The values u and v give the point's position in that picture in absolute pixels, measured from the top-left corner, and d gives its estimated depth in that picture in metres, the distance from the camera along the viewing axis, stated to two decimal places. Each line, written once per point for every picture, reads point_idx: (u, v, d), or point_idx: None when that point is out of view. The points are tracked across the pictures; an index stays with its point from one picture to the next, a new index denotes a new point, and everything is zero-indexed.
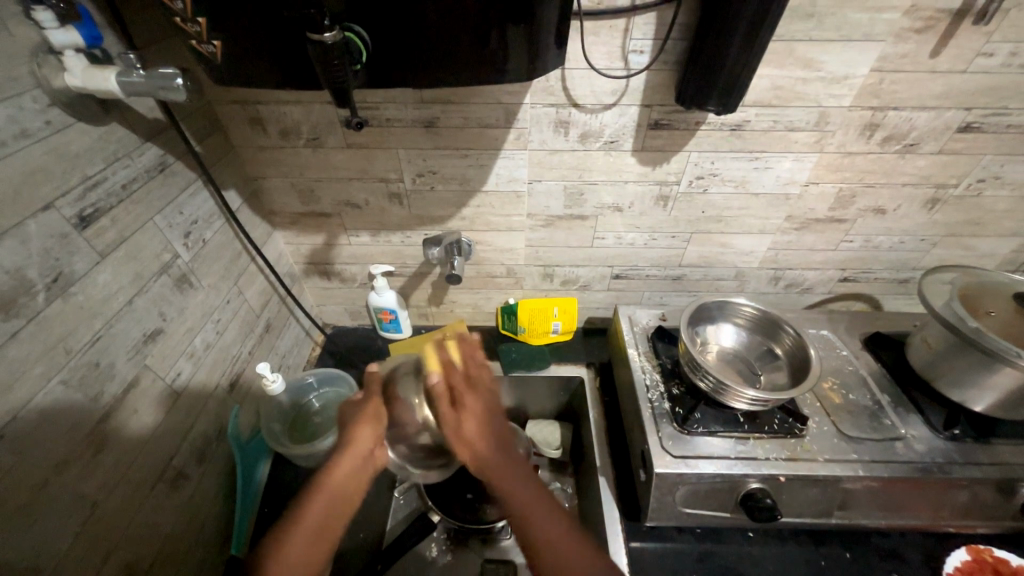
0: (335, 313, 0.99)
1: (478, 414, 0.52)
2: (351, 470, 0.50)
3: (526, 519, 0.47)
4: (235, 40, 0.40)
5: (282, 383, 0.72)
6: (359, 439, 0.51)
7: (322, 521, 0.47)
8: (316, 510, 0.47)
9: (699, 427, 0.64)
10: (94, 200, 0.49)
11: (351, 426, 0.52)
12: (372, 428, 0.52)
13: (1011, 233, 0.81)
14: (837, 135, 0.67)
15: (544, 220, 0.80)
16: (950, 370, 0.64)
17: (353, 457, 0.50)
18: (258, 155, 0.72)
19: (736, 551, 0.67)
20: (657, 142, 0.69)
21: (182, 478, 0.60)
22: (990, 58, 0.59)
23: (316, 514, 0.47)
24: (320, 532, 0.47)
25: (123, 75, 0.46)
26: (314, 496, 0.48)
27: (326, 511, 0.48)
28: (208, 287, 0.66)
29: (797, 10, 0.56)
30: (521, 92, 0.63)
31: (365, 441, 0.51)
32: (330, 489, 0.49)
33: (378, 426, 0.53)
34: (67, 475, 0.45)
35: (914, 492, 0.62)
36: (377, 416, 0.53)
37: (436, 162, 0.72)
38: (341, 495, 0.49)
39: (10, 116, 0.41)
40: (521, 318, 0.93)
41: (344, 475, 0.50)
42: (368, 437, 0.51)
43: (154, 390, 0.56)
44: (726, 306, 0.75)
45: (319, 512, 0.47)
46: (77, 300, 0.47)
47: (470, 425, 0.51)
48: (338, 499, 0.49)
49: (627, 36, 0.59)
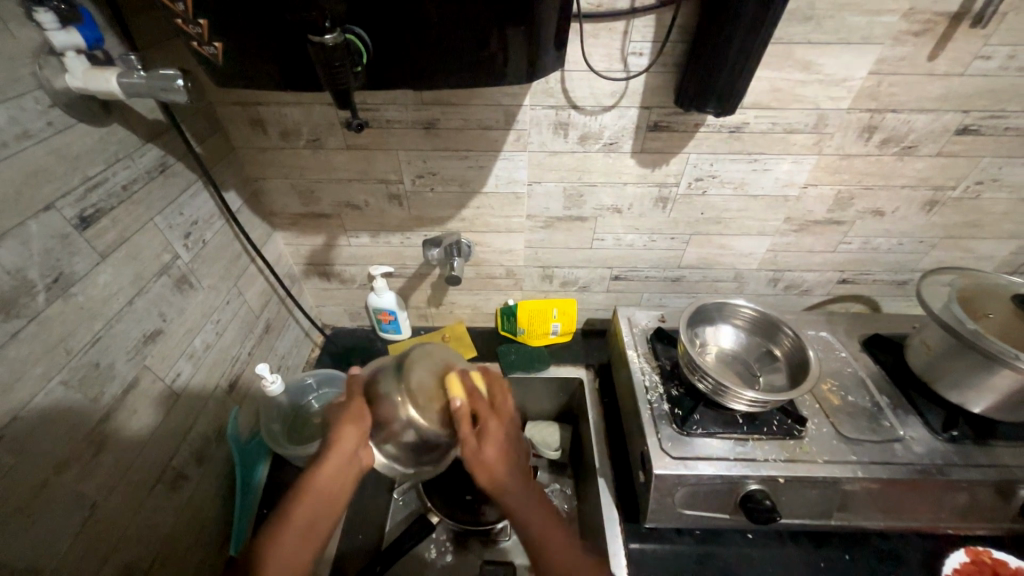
0: (335, 314, 0.99)
1: (499, 440, 0.49)
2: (335, 472, 0.49)
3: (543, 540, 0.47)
4: (237, 43, 0.40)
5: (281, 384, 0.72)
6: (341, 439, 0.50)
7: (309, 521, 0.47)
8: (304, 510, 0.47)
9: (698, 428, 0.64)
10: (95, 201, 0.49)
11: (334, 426, 0.51)
12: (355, 427, 0.50)
13: (1009, 235, 0.81)
14: (835, 137, 0.67)
15: (543, 221, 0.80)
16: (949, 372, 0.65)
17: (338, 459, 0.49)
18: (258, 157, 0.72)
19: (736, 553, 0.67)
20: (656, 144, 0.69)
21: (181, 478, 0.60)
22: (988, 61, 0.60)
23: (303, 512, 0.47)
24: (306, 532, 0.46)
25: (124, 75, 0.46)
26: (302, 496, 0.48)
27: (313, 511, 0.47)
28: (208, 288, 0.66)
29: (795, 13, 0.56)
30: (520, 94, 0.64)
31: (347, 442, 0.50)
32: (316, 489, 0.48)
33: (361, 425, 0.51)
34: (66, 476, 0.45)
35: (913, 493, 0.62)
36: (362, 416, 0.51)
37: (436, 164, 0.72)
38: (328, 494, 0.49)
39: (12, 118, 0.41)
40: (521, 319, 0.93)
41: (330, 475, 0.49)
42: (349, 439, 0.50)
43: (154, 390, 0.56)
44: (725, 307, 0.75)
45: (306, 512, 0.47)
46: (78, 300, 0.47)
47: (490, 452, 0.48)
48: (325, 500, 0.48)
49: (626, 39, 0.59)
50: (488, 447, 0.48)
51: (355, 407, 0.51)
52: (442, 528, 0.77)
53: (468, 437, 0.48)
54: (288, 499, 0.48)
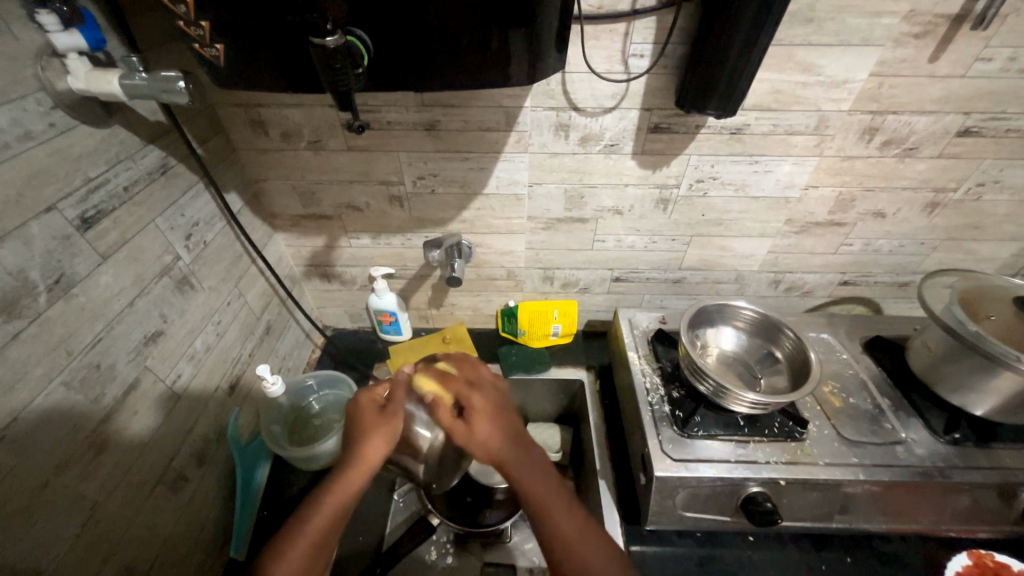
0: (336, 316, 0.99)
1: (492, 413, 0.55)
2: (355, 484, 0.50)
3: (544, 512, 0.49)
4: (238, 46, 0.40)
5: (282, 386, 0.72)
6: (370, 451, 0.52)
7: (321, 535, 0.47)
8: (318, 523, 0.47)
9: (699, 430, 0.64)
10: (96, 202, 0.49)
11: (358, 440, 0.52)
12: (381, 439, 0.53)
13: (1011, 237, 0.81)
14: (837, 139, 0.67)
15: (544, 223, 0.80)
16: (950, 374, 0.64)
17: (362, 471, 0.51)
18: (259, 158, 0.72)
19: (737, 555, 0.66)
20: (657, 146, 0.69)
21: (182, 480, 0.60)
22: (989, 63, 0.60)
23: (317, 526, 0.47)
24: (318, 547, 0.47)
25: (126, 77, 0.46)
26: (317, 508, 0.48)
27: (327, 525, 0.48)
28: (209, 290, 0.66)
29: (796, 15, 0.56)
30: (521, 95, 0.64)
31: (375, 454, 0.52)
32: (333, 500, 0.49)
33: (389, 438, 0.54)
34: (66, 477, 0.45)
35: (915, 496, 0.61)
36: (383, 429, 0.53)
37: (437, 166, 0.72)
38: (343, 510, 0.49)
39: (14, 119, 0.41)
40: (521, 321, 0.93)
41: (347, 489, 0.50)
42: (377, 451, 0.52)
43: (155, 392, 0.56)
44: (726, 309, 0.75)
45: (319, 528, 0.47)
46: (79, 302, 0.47)
47: (481, 433, 0.53)
48: (340, 514, 0.49)
49: (627, 40, 0.59)
50: (479, 427, 0.53)
51: (390, 405, 0.56)
52: (443, 530, 0.76)
53: (456, 425, 0.54)
54: (301, 511, 0.48)
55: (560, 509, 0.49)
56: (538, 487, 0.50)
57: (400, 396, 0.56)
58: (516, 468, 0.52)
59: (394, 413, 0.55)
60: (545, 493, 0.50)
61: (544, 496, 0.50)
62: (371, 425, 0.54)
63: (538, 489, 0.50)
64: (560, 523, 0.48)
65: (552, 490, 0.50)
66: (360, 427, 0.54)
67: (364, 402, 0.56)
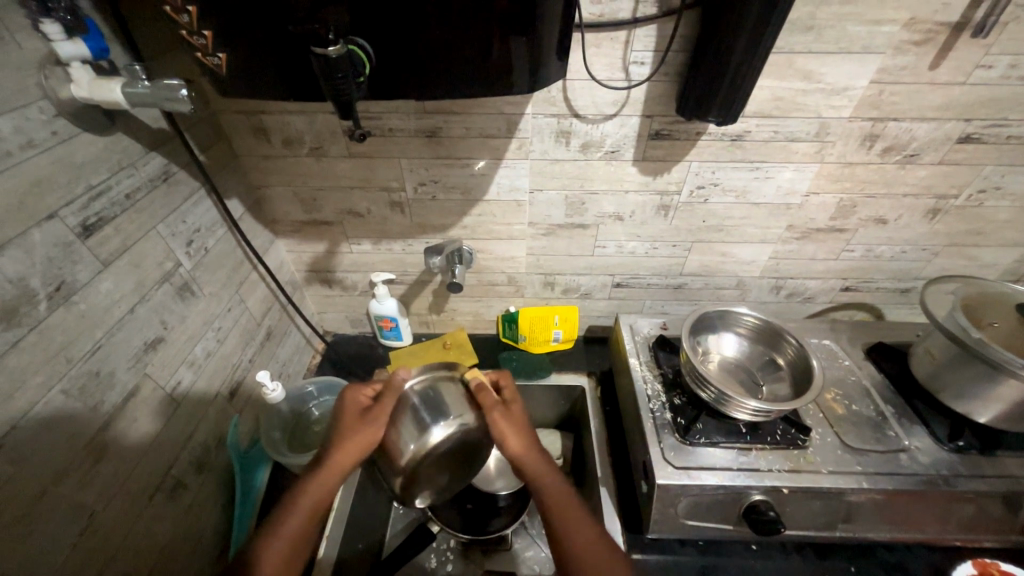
0: (337, 321, 0.99)
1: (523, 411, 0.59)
2: (329, 486, 0.53)
3: (566, 522, 0.52)
4: (239, 55, 0.40)
5: (282, 392, 0.71)
6: (344, 452, 0.54)
7: (297, 535, 0.50)
8: (293, 525, 0.50)
9: (701, 437, 0.63)
10: (98, 209, 0.49)
11: (331, 445, 0.54)
12: (354, 439, 0.54)
13: (1013, 243, 0.81)
14: (838, 146, 0.67)
15: (545, 229, 0.80)
16: (952, 382, 0.64)
17: (332, 473, 0.53)
18: (261, 165, 0.73)
19: (740, 564, 0.66)
20: (658, 152, 0.69)
21: (181, 486, 0.60)
22: (990, 69, 0.60)
23: (291, 530, 0.50)
24: (296, 549, 0.50)
25: (128, 86, 0.47)
26: (289, 512, 0.51)
27: (301, 526, 0.51)
28: (210, 296, 0.66)
29: (796, 23, 0.56)
30: (521, 103, 0.64)
31: (347, 458, 0.54)
32: (304, 505, 0.52)
33: (369, 435, 0.55)
34: (65, 486, 0.44)
35: (920, 504, 0.61)
36: (358, 429, 0.55)
37: (438, 172, 0.72)
38: (317, 511, 0.52)
39: (16, 127, 0.41)
40: (522, 327, 0.92)
41: (319, 490, 0.52)
42: (348, 455, 0.54)
43: (155, 398, 0.56)
44: (728, 315, 0.75)
45: (292, 532, 0.50)
46: (79, 309, 0.47)
47: (518, 426, 0.57)
48: (313, 515, 0.52)
49: (627, 48, 0.59)
50: (517, 419, 0.57)
51: (373, 409, 0.56)
52: (444, 538, 0.76)
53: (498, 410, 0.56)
54: (277, 514, 0.51)
55: (577, 522, 0.52)
56: (557, 498, 0.54)
57: (388, 401, 0.55)
58: (538, 472, 0.55)
59: (372, 419, 0.55)
60: (562, 501, 0.53)
61: (563, 504, 0.53)
62: (350, 428, 0.55)
63: (557, 498, 0.53)
64: (578, 531, 0.51)
65: (569, 502, 0.54)
66: (337, 432, 0.55)
67: (349, 402, 0.58)
